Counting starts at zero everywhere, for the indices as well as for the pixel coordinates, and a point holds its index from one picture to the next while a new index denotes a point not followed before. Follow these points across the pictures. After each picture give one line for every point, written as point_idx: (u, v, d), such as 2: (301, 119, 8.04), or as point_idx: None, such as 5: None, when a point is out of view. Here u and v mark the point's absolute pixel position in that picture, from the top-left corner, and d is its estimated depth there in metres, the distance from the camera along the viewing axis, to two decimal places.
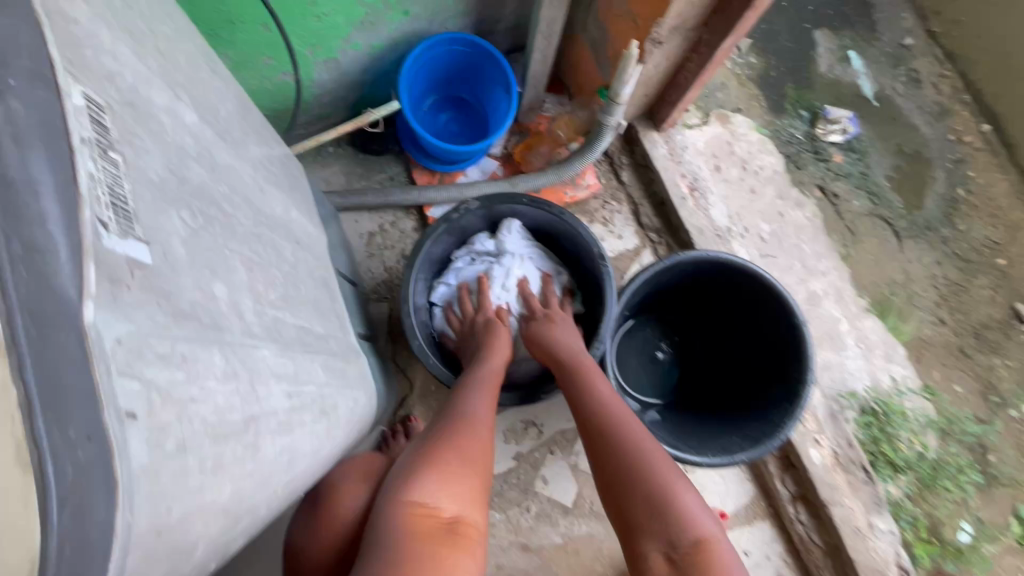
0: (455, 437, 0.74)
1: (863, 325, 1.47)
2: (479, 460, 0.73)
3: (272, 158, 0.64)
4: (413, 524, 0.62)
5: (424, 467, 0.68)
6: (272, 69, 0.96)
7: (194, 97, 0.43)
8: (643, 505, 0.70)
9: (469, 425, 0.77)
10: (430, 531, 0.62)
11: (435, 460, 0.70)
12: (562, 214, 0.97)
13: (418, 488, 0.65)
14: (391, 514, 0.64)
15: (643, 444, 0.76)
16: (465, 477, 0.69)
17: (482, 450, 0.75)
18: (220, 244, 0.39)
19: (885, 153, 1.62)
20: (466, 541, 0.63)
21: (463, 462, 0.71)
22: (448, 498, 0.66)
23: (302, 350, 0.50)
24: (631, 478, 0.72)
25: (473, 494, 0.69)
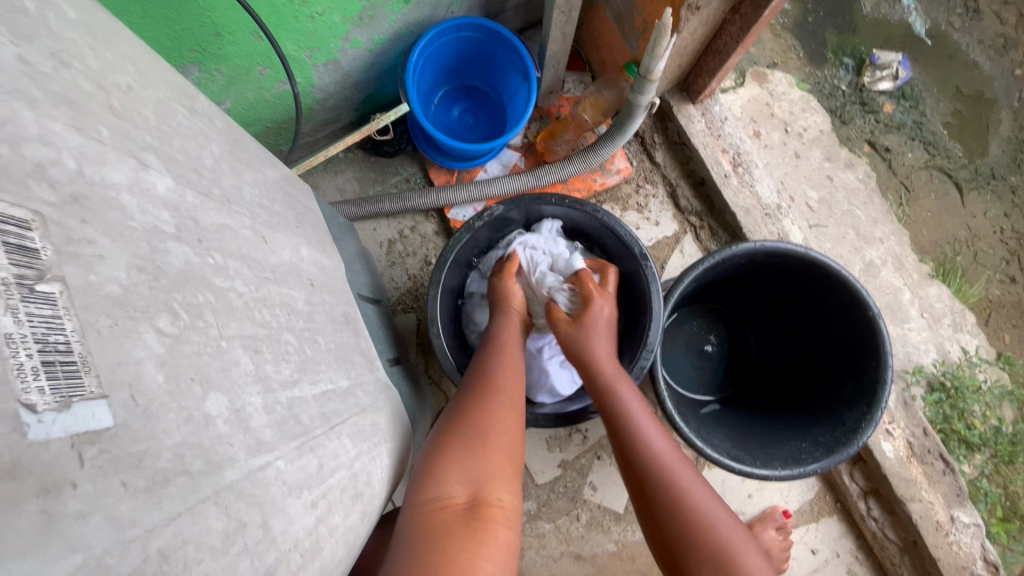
0: (458, 414, 0.63)
1: (928, 293, 1.34)
2: (502, 440, 0.61)
3: (273, 193, 0.56)
4: (431, 519, 0.51)
5: (438, 456, 0.58)
6: (270, 79, 0.89)
7: (168, 156, 0.36)
8: (693, 534, 0.64)
9: (489, 398, 0.65)
10: (451, 525, 0.50)
11: (450, 444, 0.59)
12: (597, 212, 0.87)
13: (436, 477, 0.55)
14: (411, 513, 0.53)
15: (685, 469, 0.68)
16: (478, 457, 0.57)
17: (504, 426, 0.63)
18: (215, 340, 0.32)
19: (943, 97, 1.44)
20: (494, 530, 0.51)
21: (477, 442, 0.59)
22: (459, 482, 0.54)
23: (330, 427, 0.44)
24: (678, 505, 0.65)
25: (500, 474, 0.57)
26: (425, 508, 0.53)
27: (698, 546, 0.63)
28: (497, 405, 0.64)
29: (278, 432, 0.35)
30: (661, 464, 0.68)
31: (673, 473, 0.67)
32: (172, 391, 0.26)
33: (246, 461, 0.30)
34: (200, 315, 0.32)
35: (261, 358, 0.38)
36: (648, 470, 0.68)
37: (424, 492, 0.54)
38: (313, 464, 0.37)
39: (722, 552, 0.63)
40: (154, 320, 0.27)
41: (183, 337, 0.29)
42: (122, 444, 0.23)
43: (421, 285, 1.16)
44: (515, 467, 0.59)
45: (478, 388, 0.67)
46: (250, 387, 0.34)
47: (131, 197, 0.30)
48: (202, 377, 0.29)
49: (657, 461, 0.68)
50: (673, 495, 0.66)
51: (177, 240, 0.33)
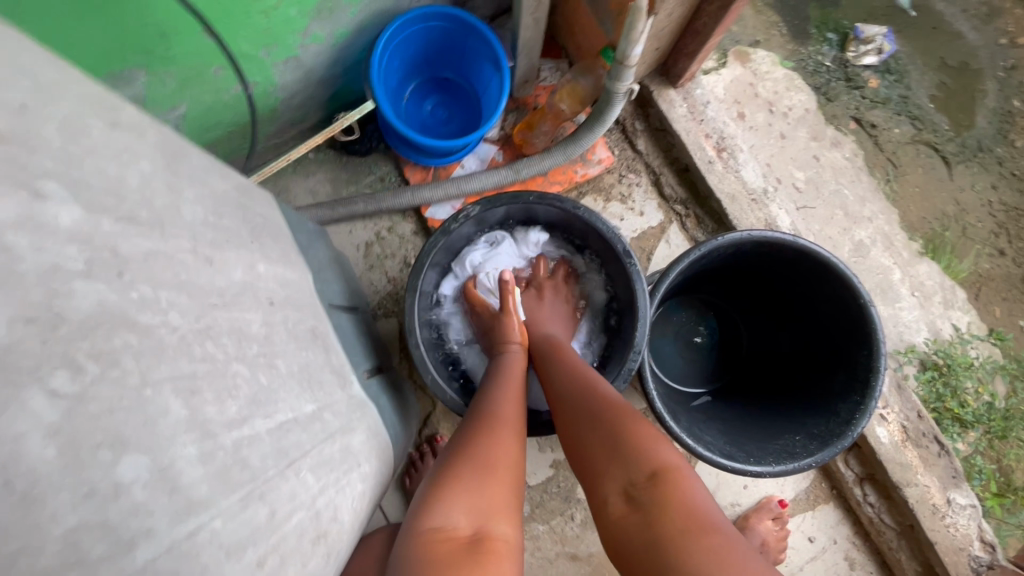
0: (462, 445, 0.61)
1: (918, 272, 1.32)
2: (508, 470, 0.58)
3: (222, 207, 0.52)
4: (432, 551, 0.48)
5: (441, 485, 0.54)
6: (226, 80, 0.84)
7: (77, 182, 0.32)
8: (602, 447, 0.57)
9: (494, 428, 0.63)
10: (451, 558, 0.47)
11: (454, 472, 0.56)
12: (576, 208, 0.84)
13: (439, 505, 0.52)
14: (410, 546, 0.50)
15: (610, 395, 0.64)
16: (484, 486, 0.54)
17: (508, 452, 0.60)
18: (134, 389, 0.29)
19: (928, 69, 1.41)
20: (497, 564, 0.47)
21: (482, 470, 0.56)
22: (463, 512, 0.51)
23: (288, 464, 0.41)
24: (596, 425, 0.60)
25: (503, 504, 0.53)
26: (425, 538, 0.49)
27: (610, 461, 0.55)
28: (503, 436, 0.62)
29: (217, 485, 0.32)
30: (587, 395, 0.65)
31: (596, 398, 0.64)
32: (66, 465, 0.23)
33: (168, 531, 0.27)
34: (116, 362, 0.28)
35: (201, 400, 0.34)
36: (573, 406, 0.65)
37: (424, 521, 0.51)
38: (262, 514, 0.34)
39: (636, 460, 0.54)
40: (45, 381, 0.24)
41: (90, 394, 0.26)
42: None
43: (401, 288, 1.13)
44: (520, 502, 0.56)
45: (483, 419, 0.65)
46: (184, 436, 0.31)
47: (20, 236, 0.26)
48: (114, 438, 0.26)
49: (586, 391, 0.66)
50: (591, 422, 0.61)
51: (88, 277, 0.29)
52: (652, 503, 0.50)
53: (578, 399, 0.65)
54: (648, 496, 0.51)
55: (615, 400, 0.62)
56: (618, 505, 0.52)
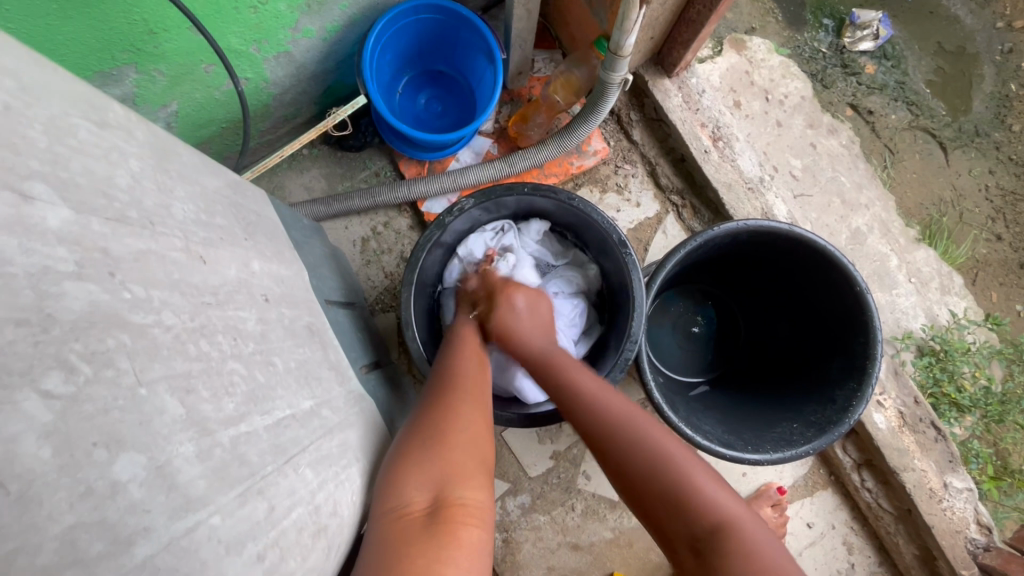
0: (419, 421, 0.60)
1: (915, 258, 1.32)
2: (463, 437, 0.58)
3: (214, 206, 0.52)
4: (394, 531, 0.49)
5: (400, 463, 0.55)
6: (217, 76, 0.83)
7: (65, 182, 0.32)
8: (659, 506, 0.56)
9: (449, 398, 0.63)
10: (410, 533, 0.48)
11: (409, 450, 0.56)
12: (571, 200, 0.84)
13: (396, 485, 0.53)
14: (376, 527, 0.51)
15: (638, 424, 0.61)
16: (437, 457, 0.54)
17: (466, 421, 0.60)
18: (130, 389, 0.29)
19: (924, 54, 1.41)
20: (457, 531, 0.48)
21: (436, 443, 0.56)
22: (418, 487, 0.51)
23: (287, 459, 0.41)
24: (641, 478, 0.57)
25: (462, 471, 0.54)
26: (388, 519, 0.50)
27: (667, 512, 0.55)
28: (460, 405, 0.62)
29: (215, 482, 0.32)
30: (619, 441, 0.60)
31: (628, 443, 0.59)
32: (63, 465, 0.23)
33: (167, 528, 0.27)
34: (109, 362, 0.28)
35: (196, 398, 0.34)
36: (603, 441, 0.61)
37: (386, 503, 0.52)
38: (261, 510, 0.34)
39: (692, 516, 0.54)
40: (38, 382, 0.24)
41: (85, 394, 0.26)
42: None
43: (398, 283, 1.12)
44: (486, 467, 0.56)
45: (439, 391, 0.65)
46: (180, 434, 0.31)
47: (9, 237, 0.26)
48: (109, 437, 0.26)
49: (613, 428, 0.61)
50: (638, 470, 0.58)
51: (78, 278, 0.29)
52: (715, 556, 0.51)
53: (609, 442, 0.61)
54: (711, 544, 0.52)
55: (651, 435, 0.59)
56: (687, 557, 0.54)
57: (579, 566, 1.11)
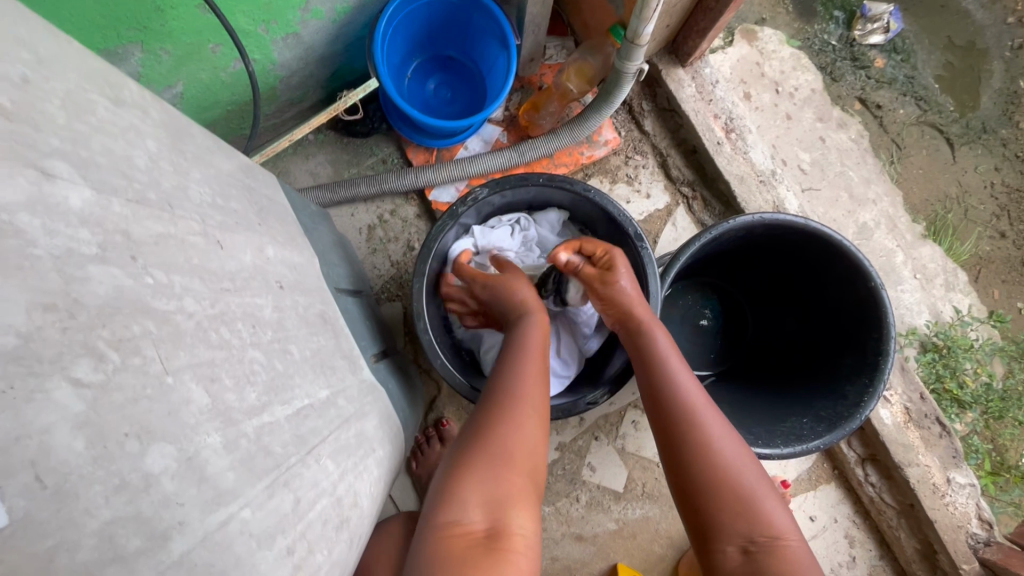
0: (481, 430, 0.59)
1: (920, 254, 1.31)
2: (526, 459, 0.57)
3: (228, 189, 0.51)
4: (450, 547, 0.48)
5: (455, 478, 0.54)
6: (224, 57, 0.81)
7: (85, 162, 0.30)
8: (727, 494, 0.58)
9: (515, 409, 0.61)
10: (467, 555, 0.48)
11: (472, 462, 0.55)
12: (586, 191, 0.83)
13: (456, 498, 0.52)
14: (429, 538, 0.50)
15: (723, 431, 0.63)
16: (501, 479, 0.54)
17: (529, 441, 0.59)
18: (155, 377, 0.28)
19: (934, 49, 1.39)
20: (513, 559, 0.48)
21: (501, 462, 0.55)
22: (481, 508, 0.51)
23: (309, 449, 0.40)
24: (717, 475, 0.59)
25: (520, 496, 0.53)
26: (444, 532, 0.50)
27: (733, 513, 0.57)
28: (521, 419, 0.61)
29: (243, 474, 0.31)
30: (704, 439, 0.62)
31: (711, 444, 0.61)
32: (96, 457, 0.22)
33: (201, 522, 0.26)
34: (135, 350, 0.27)
35: (221, 387, 0.33)
36: (683, 434, 0.63)
37: (443, 515, 0.51)
38: (288, 502, 0.34)
39: (760, 521, 0.56)
40: (68, 369, 0.23)
41: (114, 383, 0.25)
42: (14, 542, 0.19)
43: (404, 272, 1.11)
44: (538, 494, 0.56)
45: (501, 398, 0.63)
46: (207, 425, 0.30)
47: (33, 218, 0.25)
48: (141, 428, 0.25)
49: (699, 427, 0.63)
50: (715, 471, 0.59)
51: (102, 262, 0.28)
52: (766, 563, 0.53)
53: (693, 433, 0.62)
54: (764, 554, 0.54)
55: (733, 454, 0.60)
56: (733, 557, 0.55)
57: (583, 556, 1.12)
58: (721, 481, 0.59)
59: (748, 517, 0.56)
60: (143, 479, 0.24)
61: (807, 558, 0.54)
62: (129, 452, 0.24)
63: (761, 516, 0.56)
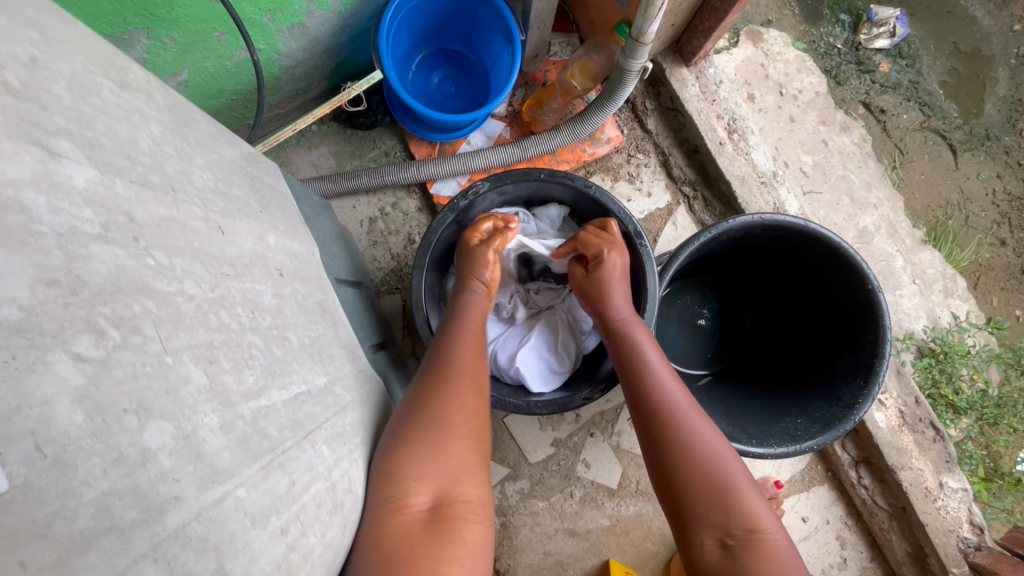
0: (422, 402, 0.58)
1: (919, 260, 1.32)
2: (467, 429, 0.57)
3: (231, 176, 0.51)
4: (394, 524, 0.48)
5: (396, 450, 0.53)
6: (229, 46, 0.81)
7: (89, 142, 0.31)
8: (707, 490, 0.60)
9: (457, 383, 0.61)
10: (413, 530, 0.47)
11: (412, 434, 0.54)
12: (588, 187, 0.83)
13: (396, 472, 0.51)
14: (370, 514, 0.49)
15: (700, 425, 0.64)
16: (444, 450, 0.54)
17: (469, 411, 0.59)
18: (155, 356, 0.28)
19: (940, 55, 1.39)
20: (462, 530, 0.49)
21: (443, 433, 0.55)
22: (423, 481, 0.51)
23: (306, 433, 0.41)
24: (695, 470, 0.61)
25: (467, 467, 0.54)
26: (385, 509, 0.49)
27: (710, 508, 0.59)
28: (460, 391, 0.61)
29: (239, 454, 0.31)
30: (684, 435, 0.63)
31: (694, 442, 0.63)
32: (96, 431, 0.23)
33: (197, 499, 0.27)
34: (136, 328, 0.28)
35: (219, 369, 0.34)
36: (662, 433, 0.65)
37: (382, 490, 0.50)
38: (282, 484, 0.34)
39: (739, 515, 0.58)
40: (69, 345, 0.23)
41: (114, 359, 0.25)
42: (13, 509, 0.19)
43: (404, 265, 1.11)
44: (483, 461, 0.57)
45: (443, 373, 0.63)
46: (204, 405, 0.30)
47: (37, 195, 0.25)
48: (140, 404, 0.25)
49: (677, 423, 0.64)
50: (694, 468, 0.61)
51: (105, 241, 0.29)
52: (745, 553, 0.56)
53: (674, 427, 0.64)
54: (742, 548, 0.56)
55: (716, 448, 0.62)
56: (713, 550, 0.58)
57: (576, 552, 1.12)
58: (698, 475, 0.61)
59: (727, 513, 0.58)
60: (142, 454, 0.25)
61: (784, 547, 0.57)
62: (127, 428, 0.24)
63: (740, 511, 0.58)
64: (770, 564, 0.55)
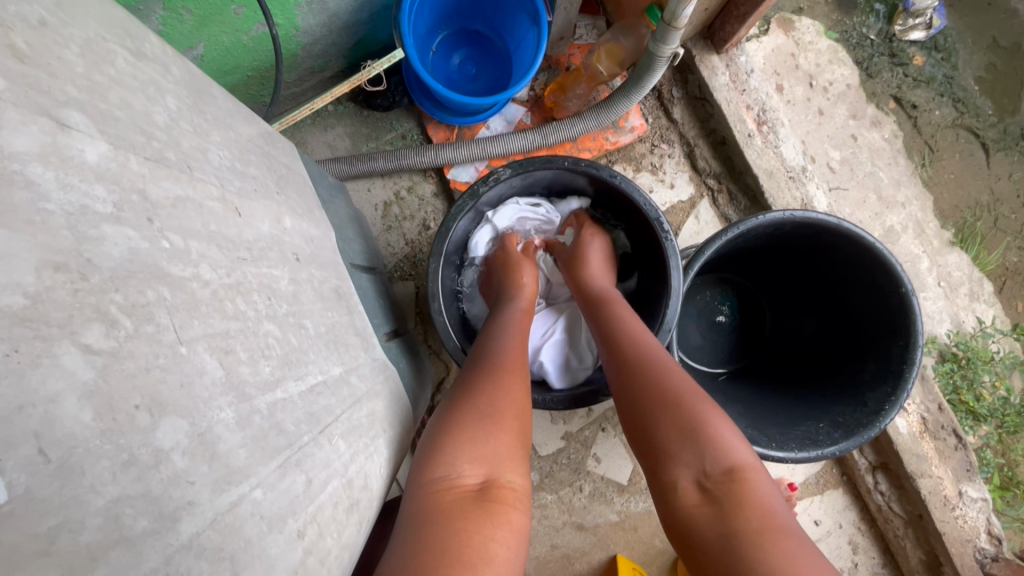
0: (471, 389, 0.58)
1: (946, 261, 1.27)
2: (516, 417, 0.57)
3: (247, 154, 0.48)
4: (439, 502, 0.48)
5: (447, 434, 0.53)
6: (247, 20, 0.78)
7: (102, 114, 0.28)
8: (678, 430, 0.56)
9: (499, 369, 0.61)
10: (458, 508, 0.47)
11: (460, 420, 0.55)
12: (613, 176, 0.80)
13: (443, 455, 0.51)
14: (415, 496, 0.50)
15: (678, 374, 0.61)
16: (491, 433, 0.54)
17: (514, 396, 0.58)
18: (168, 347, 0.26)
19: (976, 49, 1.34)
20: (507, 513, 0.48)
21: (490, 418, 0.55)
22: (471, 462, 0.51)
23: (322, 429, 0.39)
24: (669, 409, 0.57)
25: (513, 452, 0.53)
26: (431, 489, 0.49)
27: (685, 445, 0.54)
28: (511, 379, 0.60)
29: (255, 453, 0.30)
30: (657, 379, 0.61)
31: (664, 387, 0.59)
32: (105, 430, 0.22)
33: (211, 503, 0.25)
34: (149, 317, 0.26)
35: (235, 360, 0.32)
36: (633, 383, 0.62)
37: (429, 472, 0.51)
38: (299, 483, 0.32)
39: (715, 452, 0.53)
40: (77, 335, 0.22)
41: (126, 350, 0.23)
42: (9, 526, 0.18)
43: (419, 252, 1.09)
44: (527, 446, 0.56)
45: (485, 363, 0.63)
46: (219, 399, 0.29)
47: (45, 169, 0.23)
48: (153, 400, 0.24)
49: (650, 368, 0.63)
50: (665, 409, 0.58)
51: (117, 222, 0.26)
52: (724, 494, 0.51)
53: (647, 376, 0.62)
54: (720, 486, 0.51)
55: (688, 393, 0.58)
56: (690, 494, 0.52)
57: (583, 546, 1.11)
58: (665, 409, 0.58)
59: (701, 450, 0.54)
60: (151, 457, 0.23)
61: (761, 486, 0.51)
62: (137, 429, 0.23)
63: (711, 439, 0.54)
64: (746, 500, 0.49)
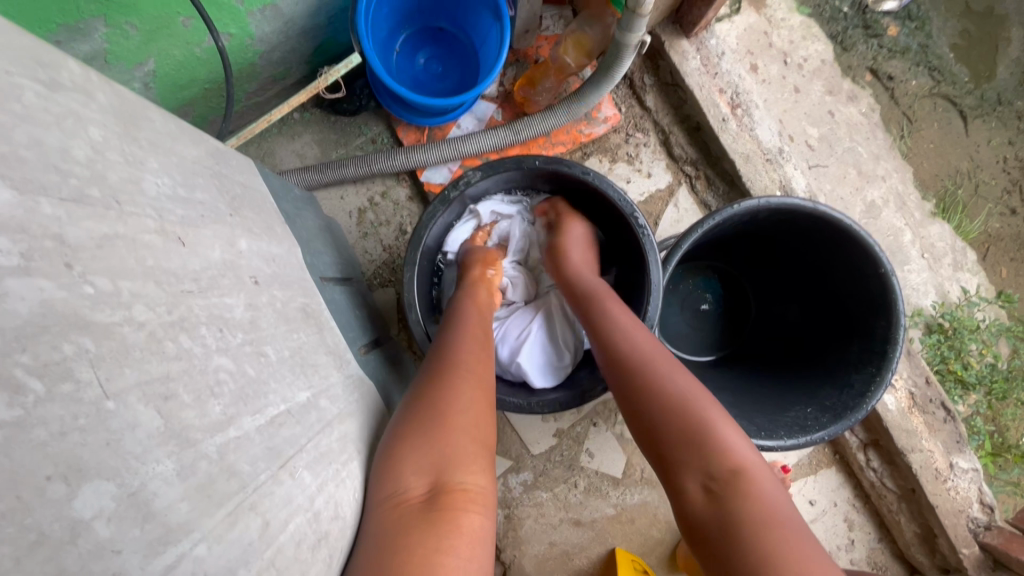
0: (416, 397, 0.57)
1: (929, 233, 1.26)
2: (465, 416, 0.55)
3: (194, 178, 0.46)
4: (390, 518, 0.47)
5: (393, 445, 0.52)
6: (196, 32, 0.75)
7: (6, 158, 0.27)
8: (678, 436, 0.55)
9: (451, 371, 0.59)
10: (408, 521, 0.46)
11: (406, 429, 0.53)
12: (585, 172, 0.78)
13: (391, 469, 0.50)
14: (371, 512, 0.49)
15: (673, 371, 0.60)
16: (436, 438, 0.52)
17: (467, 398, 0.57)
18: (84, 405, 0.25)
19: (949, 16, 1.32)
20: (459, 517, 0.47)
21: (436, 423, 0.53)
22: (416, 472, 0.50)
23: (283, 464, 0.38)
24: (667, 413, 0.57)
25: (463, 451, 0.52)
26: (383, 505, 0.49)
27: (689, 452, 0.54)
28: (459, 379, 0.58)
29: (200, 505, 0.30)
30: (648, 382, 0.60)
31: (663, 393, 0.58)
32: (8, 511, 0.21)
33: (143, 569, 0.25)
34: (66, 374, 0.25)
35: (177, 405, 0.31)
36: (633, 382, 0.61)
37: (382, 487, 0.50)
38: (253, 527, 0.33)
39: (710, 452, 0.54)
40: None
41: (34, 417, 0.23)
42: None
43: (397, 257, 1.07)
44: (485, 444, 0.54)
45: (437, 365, 0.61)
46: (156, 451, 0.28)
47: None
48: (68, 467, 0.23)
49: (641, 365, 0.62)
50: (663, 413, 0.57)
51: (26, 274, 0.25)
52: (728, 497, 0.51)
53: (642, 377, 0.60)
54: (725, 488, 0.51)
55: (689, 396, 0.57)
56: (697, 496, 0.52)
57: (581, 541, 1.11)
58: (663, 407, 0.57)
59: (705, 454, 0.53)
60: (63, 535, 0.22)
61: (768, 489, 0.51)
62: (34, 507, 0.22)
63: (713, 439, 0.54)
64: (754, 502, 0.50)
